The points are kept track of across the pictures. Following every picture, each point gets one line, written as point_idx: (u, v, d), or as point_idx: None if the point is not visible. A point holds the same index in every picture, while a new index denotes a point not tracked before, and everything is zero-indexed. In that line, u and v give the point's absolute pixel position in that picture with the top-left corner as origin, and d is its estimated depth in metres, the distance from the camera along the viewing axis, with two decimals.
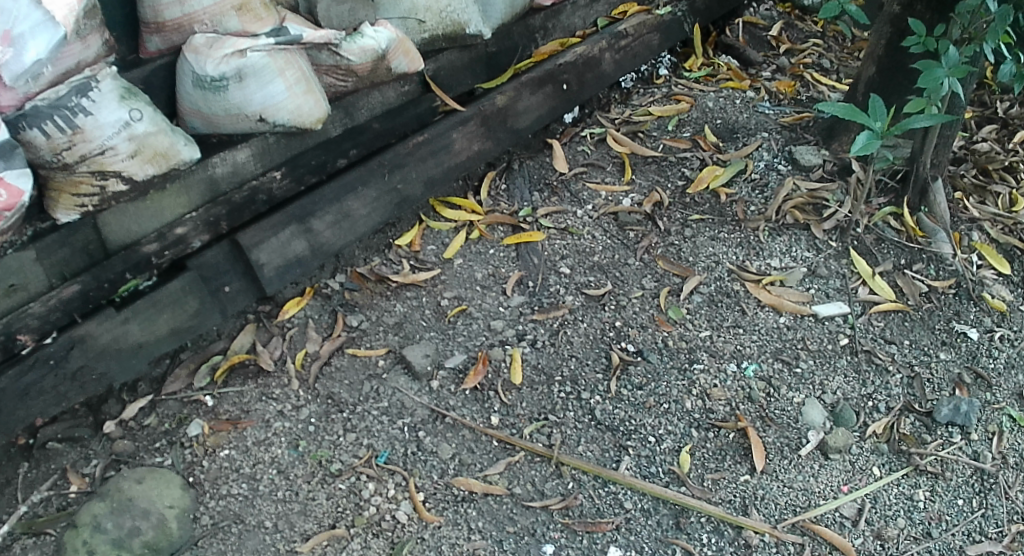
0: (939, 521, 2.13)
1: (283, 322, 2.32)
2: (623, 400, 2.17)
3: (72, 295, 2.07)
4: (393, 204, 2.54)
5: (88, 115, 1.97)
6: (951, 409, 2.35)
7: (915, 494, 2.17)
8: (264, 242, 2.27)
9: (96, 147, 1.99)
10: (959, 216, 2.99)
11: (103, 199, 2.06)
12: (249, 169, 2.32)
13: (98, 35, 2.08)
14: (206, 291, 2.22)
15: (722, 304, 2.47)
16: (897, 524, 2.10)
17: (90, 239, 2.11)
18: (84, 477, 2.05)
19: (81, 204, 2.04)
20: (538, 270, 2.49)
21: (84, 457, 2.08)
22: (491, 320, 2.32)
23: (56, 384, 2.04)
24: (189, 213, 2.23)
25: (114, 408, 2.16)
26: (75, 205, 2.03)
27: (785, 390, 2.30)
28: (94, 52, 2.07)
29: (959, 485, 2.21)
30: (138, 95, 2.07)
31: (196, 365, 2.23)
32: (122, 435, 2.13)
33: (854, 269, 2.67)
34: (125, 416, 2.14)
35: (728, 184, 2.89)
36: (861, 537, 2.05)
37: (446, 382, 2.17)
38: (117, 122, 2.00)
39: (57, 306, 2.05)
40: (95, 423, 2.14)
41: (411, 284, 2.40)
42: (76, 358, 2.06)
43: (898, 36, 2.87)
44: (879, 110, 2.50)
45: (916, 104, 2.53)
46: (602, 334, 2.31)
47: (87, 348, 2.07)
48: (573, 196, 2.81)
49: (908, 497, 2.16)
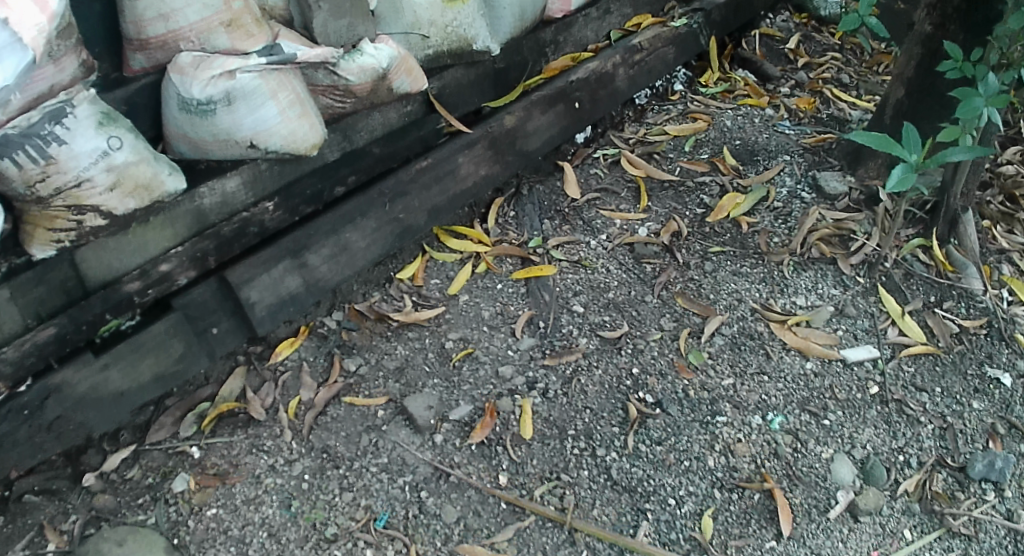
0: None
1: (275, 365, 2.17)
2: (641, 457, 2.02)
3: (47, 339, 1.89)
4: (394, 234, 2.37)
5: (62, 144, 1.80)
6: (985, 465, 2.18)
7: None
8: (255, 279, 2.11)
9: (72, 179, 1.82)
10: (988, 247, 2.84)
11: (81, 234, 1.89)
12: (239, 199, 2.15)
13: (75, 56, 1.86)
14: (193, 332, 2.06)
15: (744, 347, 2.31)
16: None
17: (67, 277, 1.94)
18: (62, 535, 1.89)
19: (58, 239, 1.87)
20: (550, 308, 2.33)
21: (62, 512, 1.92)
22: (500, 366, 2.17)
23: (31, 434, 1.89)
24: (174, 248, 2.06)
25: (94, 458, 1.99)
26: (52, 240, 1.87)
27: (813, 444, 2.15)
28: (70, 76, 1.85)
29: (993, 547, 2.06)
30: (118, 120, 1.89)
31: (182, 412, 2.08)
32: (103, 488, 1.96)
33: (882, 308, 2.51)
34: (106, 468, 1.98)
35: (749, 213, 2.73)
36: None
37: (450, 435, 2.01)
38: (94, 151, 1.83)
39: (32, 350, 1.87)
40: (74, 475, 1.98)
41: (412, 324, 2.25)
42: (52, 408, 1.90)
43: (929, 57, 2.66)
44: (914, 140, 2.33)
45: (952, 135, 2.33)
46: (619, 382, 2.15)
47: (64, 398, 1.91)
48: (585, 224, 2.64)
49: None
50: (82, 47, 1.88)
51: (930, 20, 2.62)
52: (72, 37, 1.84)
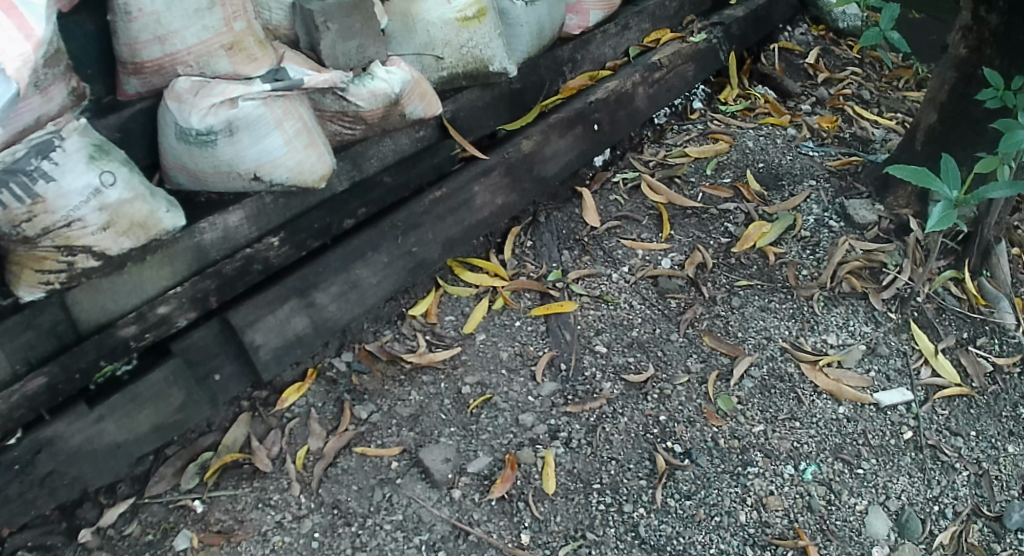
0: None
1: (281, 411, 2.07)
2: (670, 512, 1.90)
3: (38, 389, 1.78)
4: (407, 269, 2.25)
5: (50, 181, 1.67)
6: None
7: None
8: (259, 321, 2.00)
9: (60, 218, 1.69)
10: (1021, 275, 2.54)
11: (72, 276, 1.77)
12: (242, 233, 2.03)
13: (62, 84, 1.78)
14: (193, 379, 1.95)
15: (774, 390, 2.17)
16: None
17: (58, 320, 1.82)
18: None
19: (47, 281, 1.75)
20: (571, 349, 2.23)
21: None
22: (520, 413, 2.07)
23: (22, 491, 1.77)
24: (173, 287, 1.94)
25: (90, 512, 1.88)
26: (40, 282, 1.75)
27: (846, 496, 1.97)
28: (58, 105, 1.77)
29: None
30: (110, 153, 1.77)
31: (184, 462, 1.97)
32: (100, 545, 1.84)
33: (915, 346, 2.32)
34: (103, 524, 1.86)
35: (776, 243, 2.59)
36: None
37: (468, 491, 1.91)
38: (85, 189, 1.71)
39: (21, 402, 1.76)
40: (69, 530, 1.86)
41: (427, 366, 2.15)
42: (44, 462, 1.78)
43: (964, 82, 2.52)
44: (954, 174, 2.21)
45: (988, 168, 2.19)
46: (645, 430, 2.05)
47: (56, 452, 1.79)
48: (606, 254, 2.53)
49: None
50: (70, 75, 1.81)
51: (966, 43, 2.49)
52: (61, 65, 1.78)
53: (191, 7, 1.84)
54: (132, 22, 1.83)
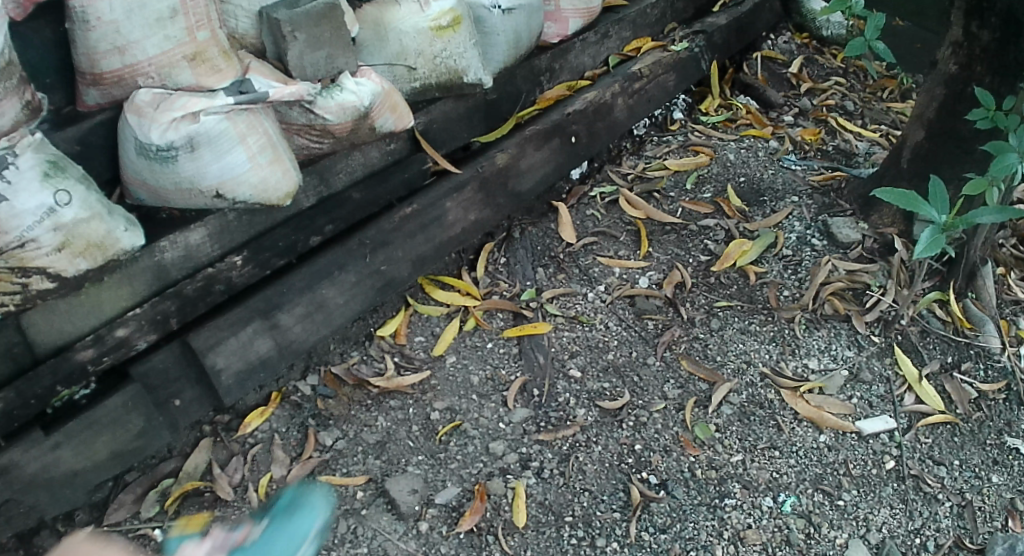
0: None
1: (244, 437, 1.99)
2: (644, 547, 1.85)
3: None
4: (376, 288, 2.18)
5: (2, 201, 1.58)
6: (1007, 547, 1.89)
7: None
8: (221, 344, 1.92)
9: (13, 239, 1.59)
10: (1004, 298, 2.48)
11: (26, 298, 1.66)
12: (204, 251, 1.95)
13: (16, 98, 1.71)
14: (153, 404, 1.87)
15: (754, 418, 2.12)
16: None
17: (13, 342, 1.74)
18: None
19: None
20: (545, 373, 2.17)
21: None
22: (490, 441, 2.01)
23: None
24: (132, 309, 1.85)
25: (48, 541, 1.80)
26: None
27: (826, 529, 1.91)
28: (12, 118, 1.69)
29: None
30: (63, 170, 1.68)
31: (144, 489, 1.90)
32: None
33: (898, 371, 2.26)
34: None
35: (758, 262, 2.54)
36: None
37: (435, 523, 1.85)
38: (39, 208, 1.61)
39: None
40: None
41: (394, 391, 2.09)
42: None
43: (953, 99, 2.47)
44: (942, 197, 2.19)
45: (978, 193, 2.16)
46: (620, 460, 1.99)
47: (10, 481, 1.71)
48: (582, 272, 2.47)
49: None
50: (25, 88, 1.74)
51: (956, 60, 2.43)
52: (16, 77, 1.71)
53: (153, 17, 1.76)
54: (90, 31, 1.74)
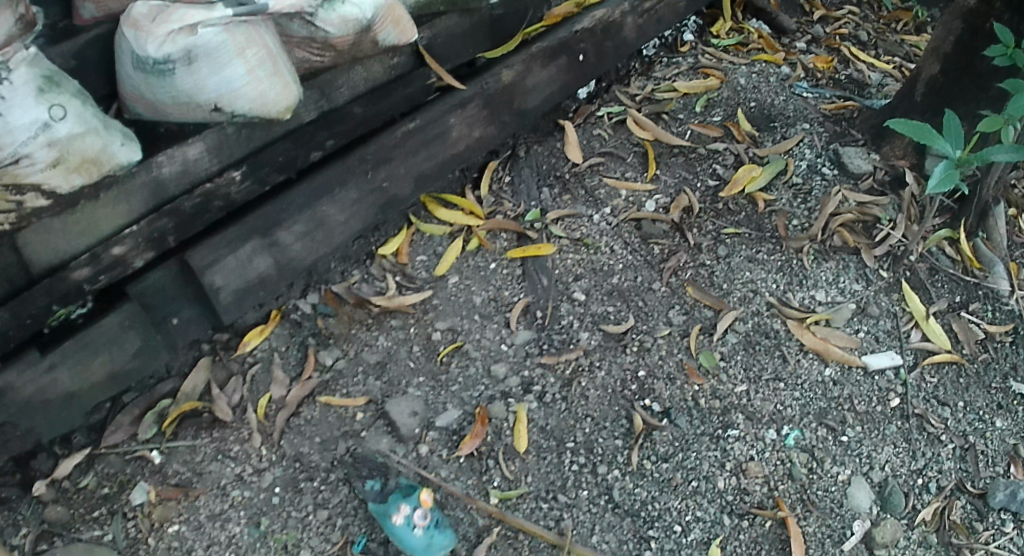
0: None
1: (242, 356, 1.93)
2: (646, 476, 1.82)
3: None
4: (376, 207, 2.10)
5: None
6: (1008, 495, 1.90)
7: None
8: (219, 262, 1.83)
9: (6, 155, 1.46)
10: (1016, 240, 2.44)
11: (20, 217, 1.55)
12: (202, 166, 1.79)
13: (7, 12, 1.51)
14: (150, 326, 1.81)
15: (759, 348, 2.08)
16: None
17: (8, 262, 1.63)
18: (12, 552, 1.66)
19: None
20: (548, 296, 2.11)
21: (12, 525, 1.69)
22: (492, 364, 1.97)
23: None
24: (128, 226, 1.72)
25: (45, 464, 1.76)
26: None
27: (829, 465, 1.90)
28: (5, 33, 1.49)
29: None
30: (61, 85, 1.53)
31: (141, 411, 1.84)
32: (55, 498, 1.73)
33: (905, 307, 2.22)
34: (58, 475, 1.74)
35: (766, 190, 2.45)
36: None
37: (436, 446, 1.82)
38: (33, 124, 1.47)
39: None
40: (23, 482, 1.74)
41: (395, 310, 2.02)
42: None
43: (970, 35, 2.36)
44: (956, 131, 2.13)
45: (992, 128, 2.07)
46: (623, 386, 1.95)
47: (8, 403, 1.66)
48: (588, 194, 2.37)
49: None
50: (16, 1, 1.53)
51: None
52: None
53: None
54: None
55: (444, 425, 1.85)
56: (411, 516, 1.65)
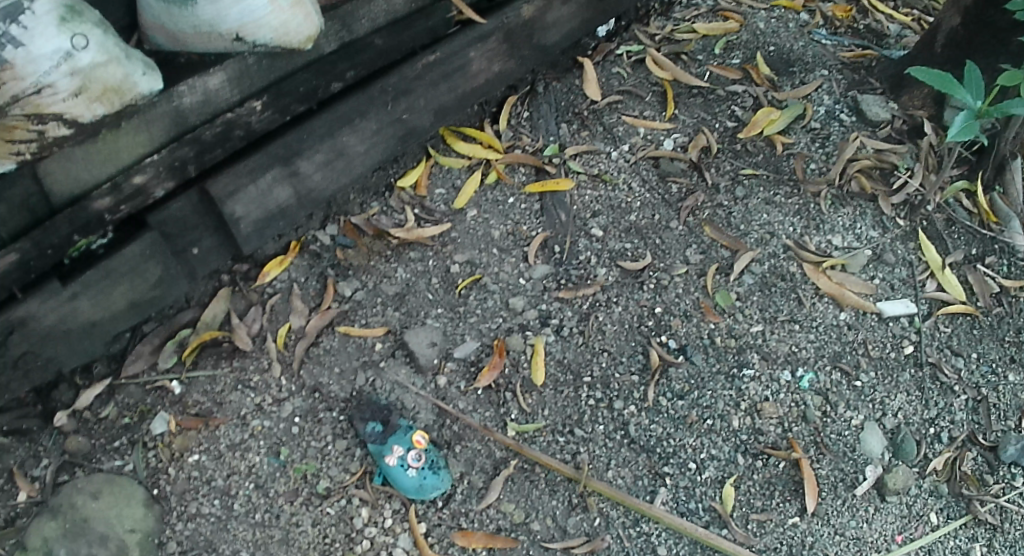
0: None
1: (263, 286, 1.91)
2: (662, 413, 1.83)
3: (10, 267, 1.58)
4: (397, 138, 2.00)
5: (18, 47, 1.37)
6: (1020, 449, 1.91)
7: (973, 549, 1.82)
8: (240, 192, 1.79)
9: (30, 85, 1.40)
10: None
11: (44, 146, 1.50)
12: (223, 96, 1.71)
13: None
14: (170, 254, 1.77)
15: (775, 290, 2.01)
16: None
17: (30, 192, 1.58)
18: (33, 483, 1.69)
19: (18, 152, 1.49)
20: (566, 231, 2.05)
21: (33, 457, 1.72)
22: (510, 296, 1.94)
23: None
24: (150, 155, 1.67)
25: (66, 395, 1.77)
26: (10, 153, 1.49)
27: (843, 409, 1.90)
28: None
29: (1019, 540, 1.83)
30: (84, 14, 1.45)
31: (161, 340, 1.83)
32: (76, 429, 1.75)
33: (921, 257, 2.13)
34: (79, 406, 1.75)
35: (785, 133, 2.26)
36: None
37: (454, 378, 1.82)
38: (56, 53, 1.40)
39: None
40: (45, 413, 1.76)
41: (414, 242, 1.99)
42: (16, 344, 1.64)
43: None
44: (977, 82, 2.04)
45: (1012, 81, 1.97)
46: (640, 322, 1.93)
47: (29, 333, 1.65)
48: (606, 131, 2.23)
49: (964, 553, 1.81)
50: None
51: None
52: None
53: None
54: None
55: (468, 350, 1.85)
56: (405, 457, 1.66)
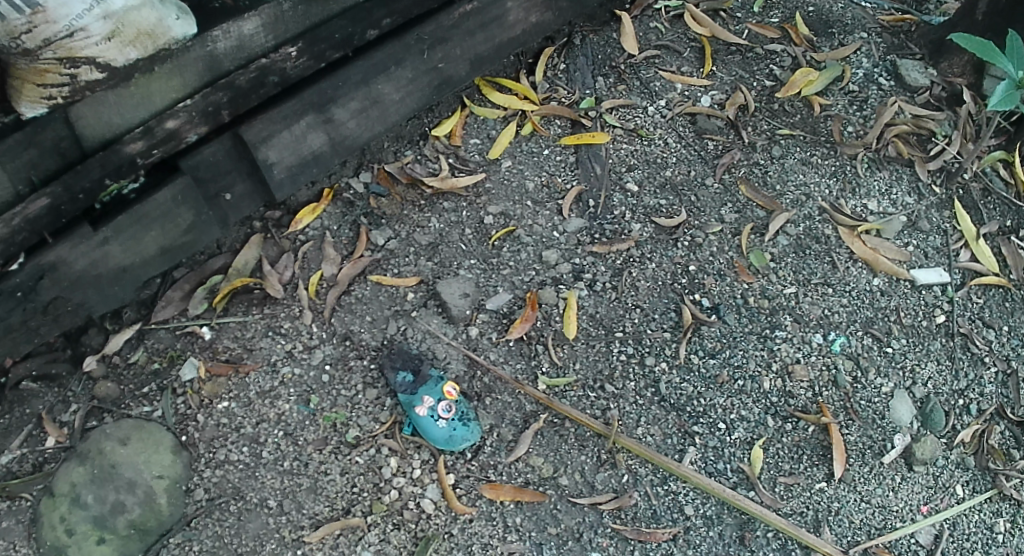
0: None
1: (295, 234, 1.90)
2: (693, 370, 1.81)
3: (41, 212, 1.56)
4: (432, 87, 1.97)
5: None
6: None
7: (996, 524, 1.80)
8: (274, 138, 1.77)
9: (63, 29, 1.39)
10: None
11: (76, 90, 1.49)
12: (258, 42, 1.70)
13: None
14: (203, 199, 1.75)
15: (810, 252, 1.99)
16: None
17: (62, 137, 1.56)
18: (62, 428, 1.70)
19: (50, 96, 1.48)
20: (601, 185, 2.02)
21: (62, 402, 1.72)
22: (544, 249, 1.92)
23: (26, 319, 1.64)
24: (184, 101, 1.65)
25: (95, 339, 1.77)
26: (42, 97, 1.48)
27: (873, 375, 1.87)
28: None
29: None
30: None
31: (192, 287, 1.83)
32: (105, 374, 1.75)
33: (955, 226, 2.09)
34: (108, 351, 1.76)
35: (823, 94, 2.22)
36: None
37: (486, 329, 1.81)
38: None
39: (23, 227, 1.55)
40: (75, 357, 1.77)
41: (448, 191, 1.97)
42: (46, 289, 1.64)
43: None
44: (1019, 49, 1.99)
45: None
46: (673, 279, 1.91)
47: (60, 278, 1.64)
48: (643, 85, 2.18)
49: (987, 527, 1.79)
50: None
51: None
52: None
53: None
54: None
55: (501, 301, 1.84)
56: (435, 408, 1.67)
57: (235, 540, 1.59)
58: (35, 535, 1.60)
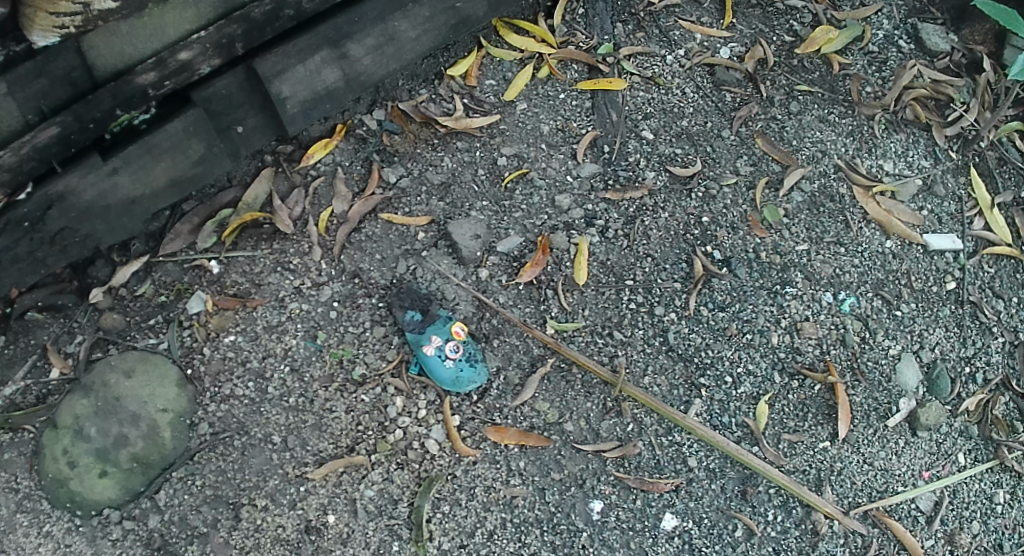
0: (1013, 532, 1.79)
1: (306, 169, 1.88)
2: (702, 322, 1.80)
3: (50, 141, 1.55)
4: (449, 26, 1.93)
5: None
6: None
7: (995, 495, 1.81)
8: (288, 72, 1.75)
9: None
10: None
11: (87, 19, 1.47)
12: None
13: None
14: (214, 130, 1.73)
15: (823, 210, 1.97)
16: (970, 529, 1.76)
17: (72, 66, 1.53)
18: (67, 359, 1.70)
19: (61, 25, 1.46)
20: (617, 131, 2.00)
21: (68, 333, 1.72)
22: (556, 194, 1.90)
23: (32, 250, 1.63)
24: (197, 32, 1.63)
25: (102, 271, 1.76)
26: (54, 26, 1.45)
27: (881, 337, 1.86)
28: None
29: None
30: None
31: (200, 220, 1.81)
32: (112, 305, 1.75)
33: (970, 194, 2.07)
34: (115, 283, 1.75)
35: (842, 53, 2.18)
36: (932, 538, 1.73)
37: (496, 271, 1.80)
38: None
39: (33, 155, 1.54)
40: (81, 289, 1.76)
41: (462, 131, 1.94)
42: (54, 219, 1.63)
43: None
44: None
45: None
46: (685, 230, 1.89)
47: (68, 209, 1.63)
48: (662, 34, 2.14)
49: (987, 496, 1.80)
50: None
51: None
52: None
53: None
54: None
55: (511, 244, 1.83)
56: (442, 348, 1.68)
57: (239, 475, 1.61)
58: (37, 467, 1.61)
